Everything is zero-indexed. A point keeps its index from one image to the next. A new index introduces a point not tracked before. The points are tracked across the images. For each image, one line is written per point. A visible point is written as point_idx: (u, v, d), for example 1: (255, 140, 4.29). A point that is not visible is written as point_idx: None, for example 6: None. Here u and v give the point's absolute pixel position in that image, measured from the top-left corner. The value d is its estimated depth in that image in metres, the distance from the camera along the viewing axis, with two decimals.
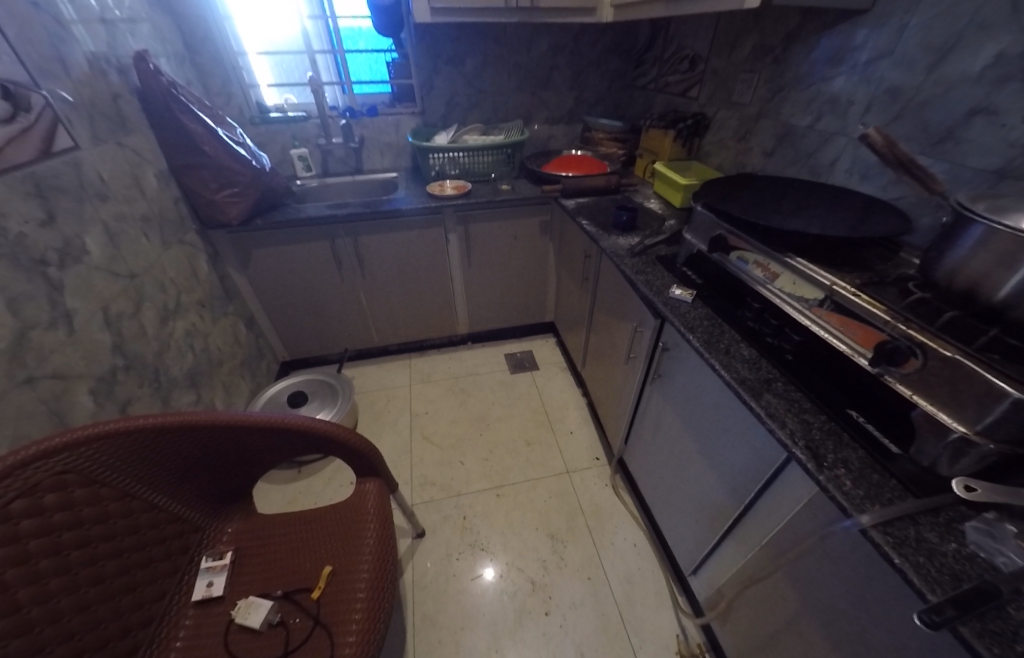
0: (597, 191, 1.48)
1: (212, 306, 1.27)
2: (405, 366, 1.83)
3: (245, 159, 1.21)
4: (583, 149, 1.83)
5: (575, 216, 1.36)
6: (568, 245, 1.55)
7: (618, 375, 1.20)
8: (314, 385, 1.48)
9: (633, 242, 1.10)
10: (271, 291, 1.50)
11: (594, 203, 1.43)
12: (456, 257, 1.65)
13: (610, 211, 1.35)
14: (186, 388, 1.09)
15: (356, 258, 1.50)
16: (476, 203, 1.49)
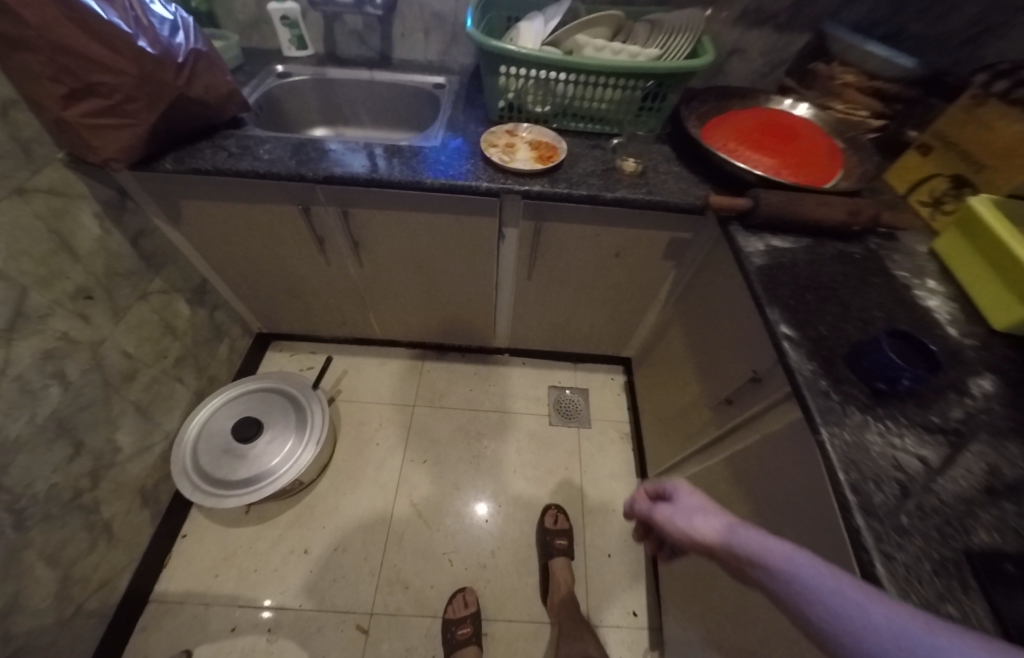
0: (815, 232, 0.72)
1: (108, 290, 0.82)
2: (414, 372, 1.41)
3: (123, 34, 0.59)
4: (791, 95, 0.94)
5: (760, 298, 0.63)
6: (709, 306, 0.87)
7: (720, 621, 0.69)
8: (281, 409, 1.10)
9: (913, 482, 0.44)
10: (226, 257, 1.01)
11: (802, 265, 0.69)
12: (512, 263, 1.03)
13: (840, 307, 0.63)
14: (45, 444, 0.71)
15: (350, 236, 0.94)
16: (569, 196, 0.80)
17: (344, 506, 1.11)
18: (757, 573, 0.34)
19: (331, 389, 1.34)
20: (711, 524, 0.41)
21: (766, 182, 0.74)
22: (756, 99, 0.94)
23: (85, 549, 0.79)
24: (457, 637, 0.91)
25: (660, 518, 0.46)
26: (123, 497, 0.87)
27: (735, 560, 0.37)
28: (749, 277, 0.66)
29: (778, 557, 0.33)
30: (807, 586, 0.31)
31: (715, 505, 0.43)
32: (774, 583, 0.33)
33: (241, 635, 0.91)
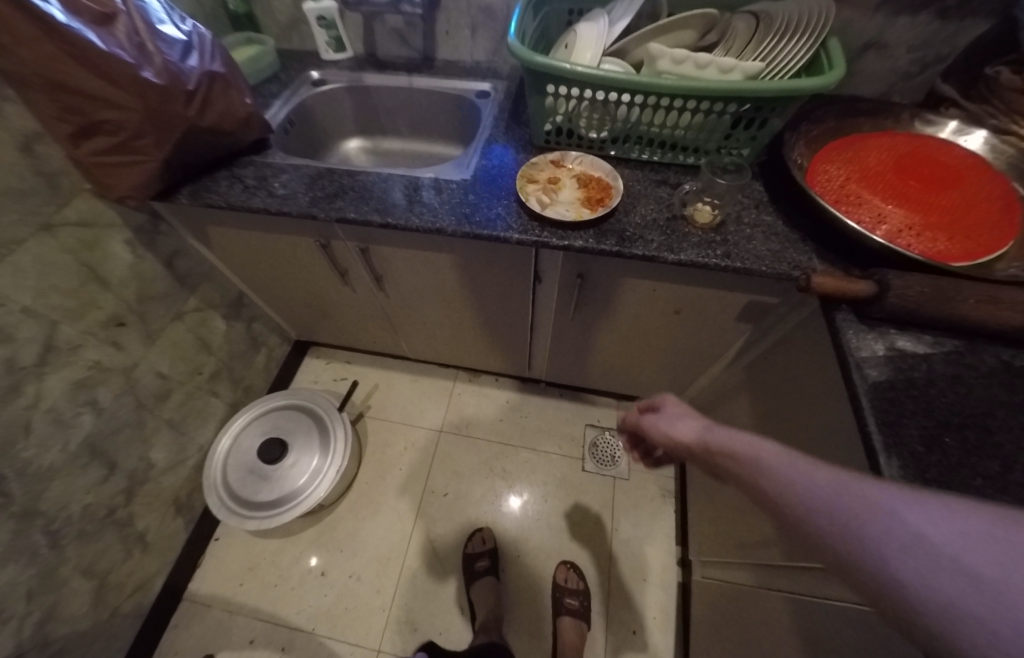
0: (958, 329, 0.54)
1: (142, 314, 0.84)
2: (444, 394, 1.36)
3: (126, 67, 0.54)
4: (949, 114, 0.70)
5: (870, 433, 0.49)
6: (792, 395, 0.70)
7: None
8: (314, 433, 1.09)
9: None
10: (257, 274, 1.02)
11: (942, 392, 0.52)
12: (547, 307, 0.95)
13: (1002, 470, 0.46)
14: (81, 466, 0.74)
15: (371, 271, 0.91)
16: (619, 252, 0.69)
17: (363, 531, 1.10)
18: (721, 457, 0.39)
19: (361, 404, 1.33)
20: (689, 425, 0.46)
21: (890, 250, 0.56)
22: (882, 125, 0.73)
23: (120, 558, 0.82)
24: None
25: (646, 423, 0.52)
26: (157, 508, 0.91)
27: (703, 448, 0.42)
28: (860, 398, 0.52)
29: (746, 442, 0.37)
30: (773, 460, 0.33)
31: (695, 412, 0.48)
32: (732, 463, 0.37)
33: (257, 650, 0.93)
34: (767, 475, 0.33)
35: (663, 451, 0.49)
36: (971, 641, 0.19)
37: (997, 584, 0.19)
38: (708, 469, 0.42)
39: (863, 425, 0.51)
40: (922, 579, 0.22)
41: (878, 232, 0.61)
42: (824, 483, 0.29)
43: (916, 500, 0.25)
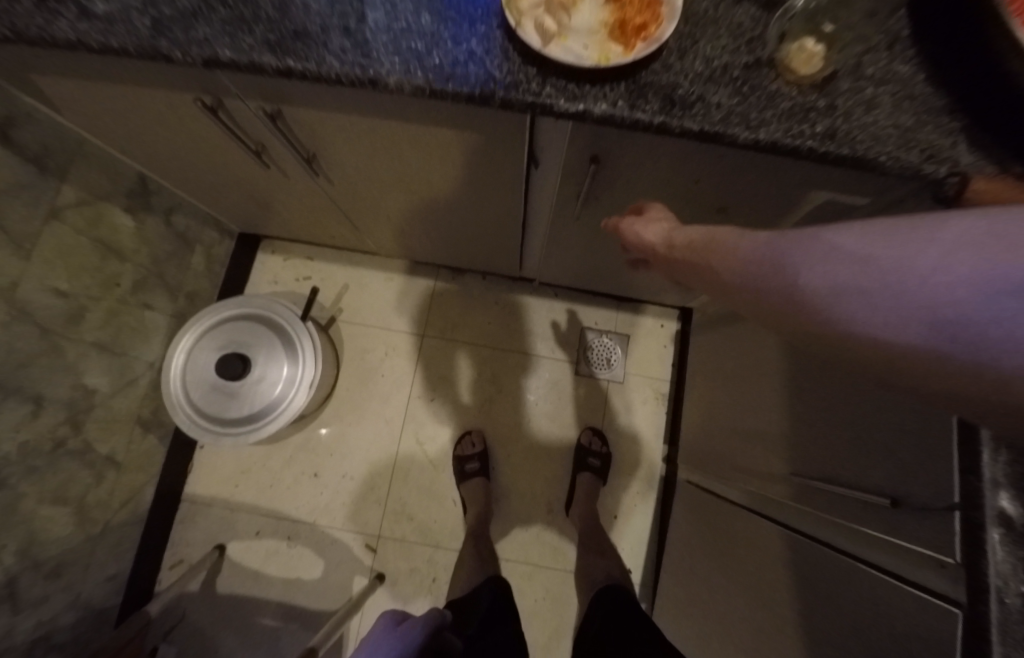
0: None
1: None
2: (424, 296, 1.20)
3: None
4: None
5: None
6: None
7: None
8: (277, 347, 0.97)
9: None
10: (144, 147, 0.74)
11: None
12: (548, 199, 0.72)
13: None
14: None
15: (296, 148, 0.67)
16: (655, 125, 0.42)
17: (351, 436, 1.10)
18: (689, 254, 0.43)
19: (331, 307, 1.18)
20: (662, 228, 0.49)
21: None
22: None
23: (92, 482, 0.79)
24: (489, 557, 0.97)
25: (625, 226, 0.54)
26: (118, 431, 0.85)
27: (668, 244, 0.46)
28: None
29: (711, 231, 0.42)
30: (727, 239, 0.39)
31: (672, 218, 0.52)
32: (698, 255, 0.41)
33: (264, 539, 1.01)
34: (724, 249, 0.38)
35: (635, 248, 0.53)
36: (851, 307, 0.25)
37: (883, 265, 0.23)
38: (672, 265, 0.46)
39: None
40: (824, 278, 0.27)
41: None
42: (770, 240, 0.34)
43: (845, 226, 0.27)
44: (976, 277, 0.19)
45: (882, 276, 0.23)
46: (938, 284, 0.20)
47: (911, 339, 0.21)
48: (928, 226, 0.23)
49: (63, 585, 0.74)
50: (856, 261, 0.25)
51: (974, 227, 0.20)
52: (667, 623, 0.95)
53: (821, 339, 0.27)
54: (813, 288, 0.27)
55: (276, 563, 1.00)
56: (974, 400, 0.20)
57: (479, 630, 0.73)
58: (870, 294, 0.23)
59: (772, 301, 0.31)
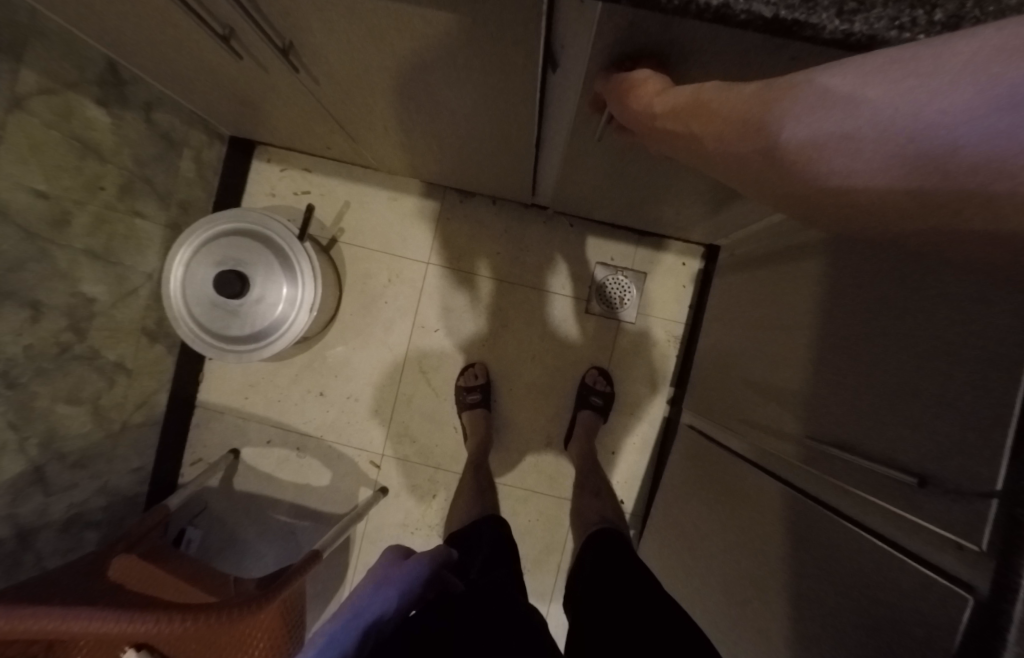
0: None
1: None
2: (430, 219, 1.12)
3: None
4: None
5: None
6: (881, 265, 0.45)
7: (713, 594, 0.70)
8: (276, 266, 0.94)
9: None
10: (101, 24, 0.63)
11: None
12: (566, 107, 0.60)
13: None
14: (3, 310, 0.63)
15: (269, 35, 0.56)
16: (697, 16, 0.25)
17: (355, 360, 1.11)
18: (676, 124, 0.37)
19: (332, 227, 1.12)
20: (647, 89, 0.38)
21: None
22: None
23: (105, 386, 0.83)
24: (486, 481, 1.02)
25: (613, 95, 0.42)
26: (124, 340, 0.87)
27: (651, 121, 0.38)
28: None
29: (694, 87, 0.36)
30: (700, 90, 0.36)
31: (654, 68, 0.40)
32: (685, 127, 0.36)
33: (277, 448, 1.08)
34: (718, 108, 0.34)
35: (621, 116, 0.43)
36: (839, 155, 0.26)
37: (873, 102, 0.24)
38: (657, 137, 0.41)
39: None
40: (812, 128, 0.27)
41: None
42: (764, 93, 0.31)
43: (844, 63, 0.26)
44: (977, 101, 0.20)
45: (873, 116, 0.24)
46: (925, 117, 0.22)
47: (895, 176, 0.24)
48: (930, 47, 0.22)
49: (92, 473, 0.82)
50: (847, 102, 0.25)
51: (955, 43, 0.21)
52: (653, 550, 1.01)
53: (801, 186, 0.30)
54: (796, 140, 0.29)
55: (287, 470, 1.08)
56: (944, 226, 0.24)
57: (480, 571, 0.69)
58: (862, 133, 0.25)
59: (764, 158, 0.32)
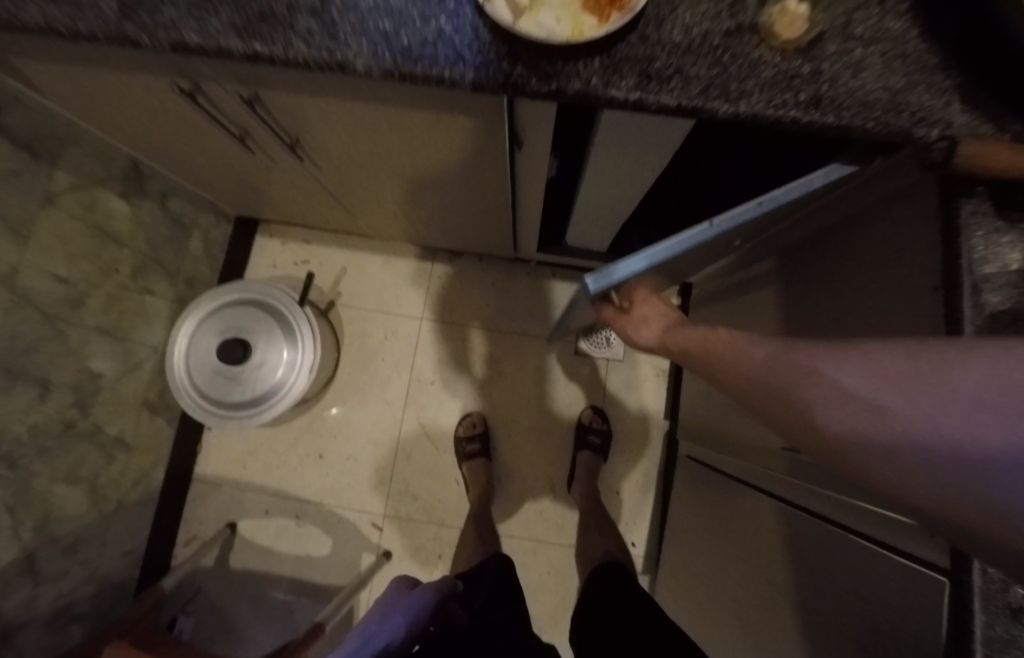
0: None
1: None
2: (422, 277, 1.20)
3: None
4: None
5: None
6: None
7: (725, 627, 0.68)
8: (276, 331, 0.98)
9: None
10: (135, 133, 0.74)
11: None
12: (534, 176, 0.70)
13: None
14: (15, 387, 0.66)
15: (279, 134, 0.66)
16: (632, 105, 0.42)
17: (354, 418, 1.12)
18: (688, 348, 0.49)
19: (330, 291, 1.19)
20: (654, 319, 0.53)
21: None
22: None
23: (103, 463, 0.83)
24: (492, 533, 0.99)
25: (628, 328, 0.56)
26: (126, 414, 0.88)
27: (665, 347, 0.54)
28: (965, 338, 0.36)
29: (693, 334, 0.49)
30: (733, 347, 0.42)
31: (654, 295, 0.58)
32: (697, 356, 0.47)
33: (274, 518, 1.04)
34: (715, 353, 0.44)
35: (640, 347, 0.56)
36: (869, 454, 0.27)
37: (895, 413, 0.26)
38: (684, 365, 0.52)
39: None
40: (832, 416, 0.29)
41: None
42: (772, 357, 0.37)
43: (846, 361, 0.30)
44: (982, 426, 0.22)
45: (839, 388, 0.29)
46: (882, 395, 0.27)
47: (906, 457, 0.24)
48: (932, 368, 0.25)
49: (84, 560, 0.79)
50: (808, 373, 0.32)
51: (881, 351, 0.29)
52: (669, 594, 0.97)
53: (819, 450, 0.32)
54: (828, 425, 0.30)
55: (285, 540, 1.03)
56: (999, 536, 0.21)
57: (484, 605, 0.69)
58: (884, 437, 0.26)
59: (789, 421, 0.34)
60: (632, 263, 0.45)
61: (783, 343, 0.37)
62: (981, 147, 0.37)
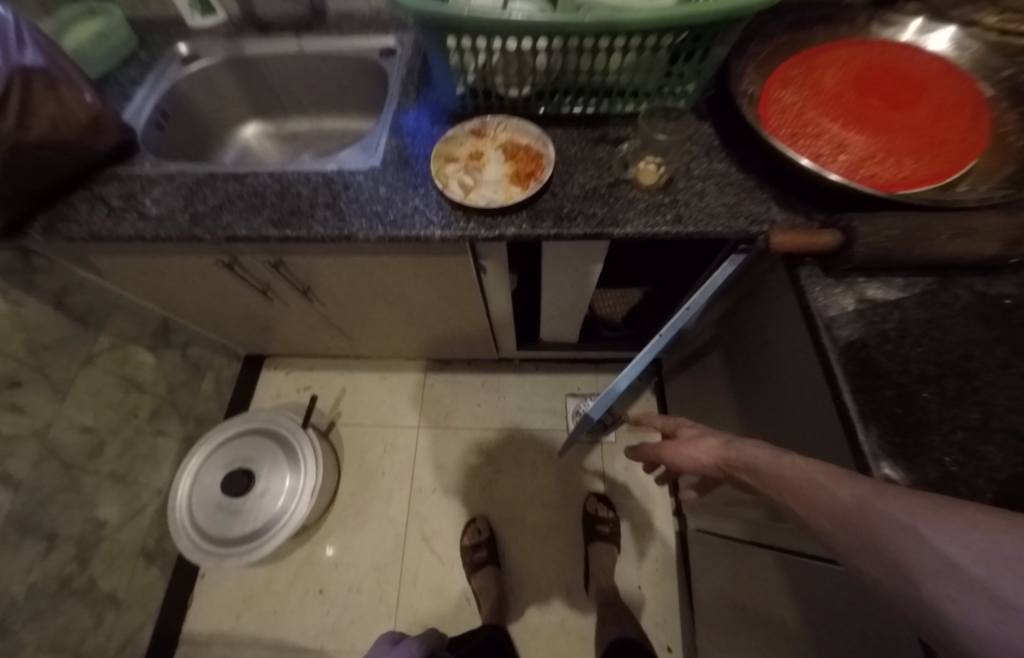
0: (925, 267, 0.52)
1: (50, 358, 0.76)
2: (416, 386, 1.31)
3: None
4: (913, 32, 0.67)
5: (846, 403, 0.44)
6: None
7: None
8: (280, 458, 1.02)
9: None
10: (175, 300, 0.91)
11: (916, 341, 0.48)
12: (501, 290, 0.87)
13: (982, 418, 0.43)
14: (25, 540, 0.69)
15: (294, 285, 0.84)
16: (556, 236, 0.59)
17: (355, 541, 1.08)
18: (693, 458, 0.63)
19: (331, 411, 1.27)
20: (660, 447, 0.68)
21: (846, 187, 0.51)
22: (839, 38, 0.69)
23: (91, 624, 0.79)
24: None
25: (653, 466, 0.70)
26: (122, 566, 0.87)
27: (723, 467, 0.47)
28: (832, 364, 0.47)
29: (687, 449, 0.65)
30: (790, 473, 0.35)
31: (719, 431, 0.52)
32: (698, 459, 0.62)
33: None
34: (791, 492, 0.34)
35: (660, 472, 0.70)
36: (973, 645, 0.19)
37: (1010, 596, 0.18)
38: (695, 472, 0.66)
39: (835, 395, 0.46)
40: (926, 584, 0.22)
41: (840, 166, 0.58)
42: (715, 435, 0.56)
43: (954, 526, 0.23)
44: None
45: (938, 554, 0.22)
46: (992, 575, 0.20)
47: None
48: None
49: None
50: (899, 527, 0.25)
51: (1004, 527, 0.21)
52: None
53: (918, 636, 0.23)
54: (925, 598, 0.22)
55: None
56: None
57: None
58: (987, 620, 0.19)
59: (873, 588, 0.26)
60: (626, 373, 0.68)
61: (863, 483, 0.30)
62: (784, 237, 0.51)
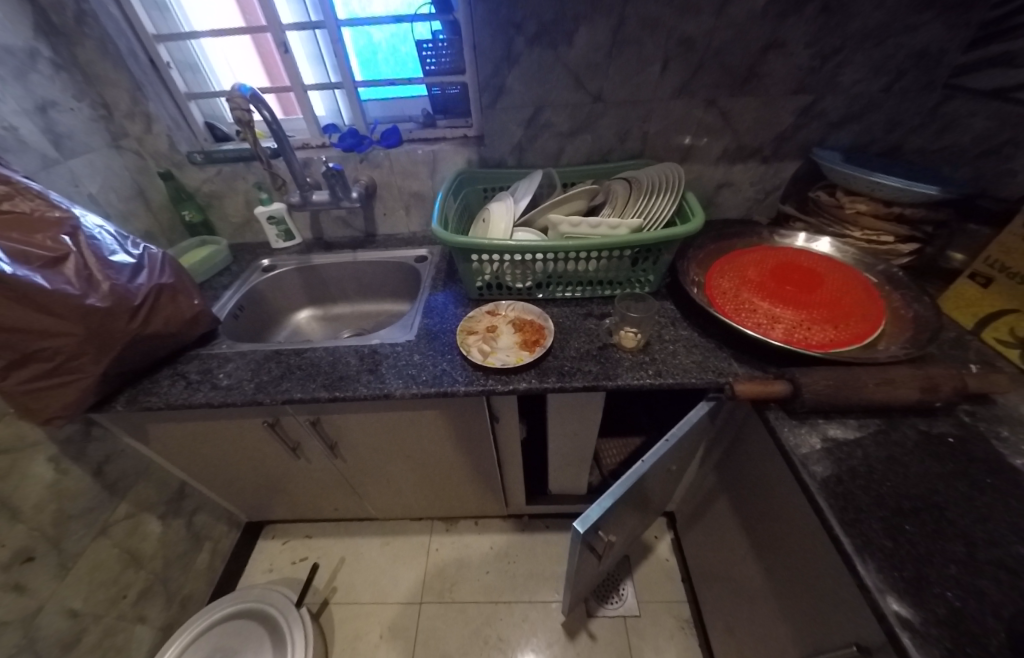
0: (870, 411, 0.62)
1: (71, 531, 0.77)
2: (418, 553, 1.22)
3: (70, 299, 0.65)
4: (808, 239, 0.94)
5: (839, 538, 0.49)
6: None
7: None
8: (264, 647, 0.90)
9: None
10: (203, 466, 0.96)
11: (885, 476, 0.54)
12: (512, 441, 0.94)
13: (969, 551, 0.47)
14: None
15: (324, 441, 0.90)
16: (562, 387, 0.71)
17: None
18: None
19: (324, 588, 1.15)
20: None
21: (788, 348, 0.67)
22: (751, 245, 0.97)
23: None
24: None
25: None
26: None
27: None
28: (818, 501, 0.52)
29: None
30: None
31: None
32: None
33: None
34: None
35: None
36: None
37: None
38: None
39: (828, 526, 0.51)
40: None
41: (778, 332, 0.74)
42: None
43: None
44: None
45: None
46: None
47: None
48: None
49: None
50: None
51: None
52: None
53: None
54: None
55: None
56: None
57: None
58: None
59: None
60: (602, 503, 0.64)
61: None
62: (746, 385, 0.63)
